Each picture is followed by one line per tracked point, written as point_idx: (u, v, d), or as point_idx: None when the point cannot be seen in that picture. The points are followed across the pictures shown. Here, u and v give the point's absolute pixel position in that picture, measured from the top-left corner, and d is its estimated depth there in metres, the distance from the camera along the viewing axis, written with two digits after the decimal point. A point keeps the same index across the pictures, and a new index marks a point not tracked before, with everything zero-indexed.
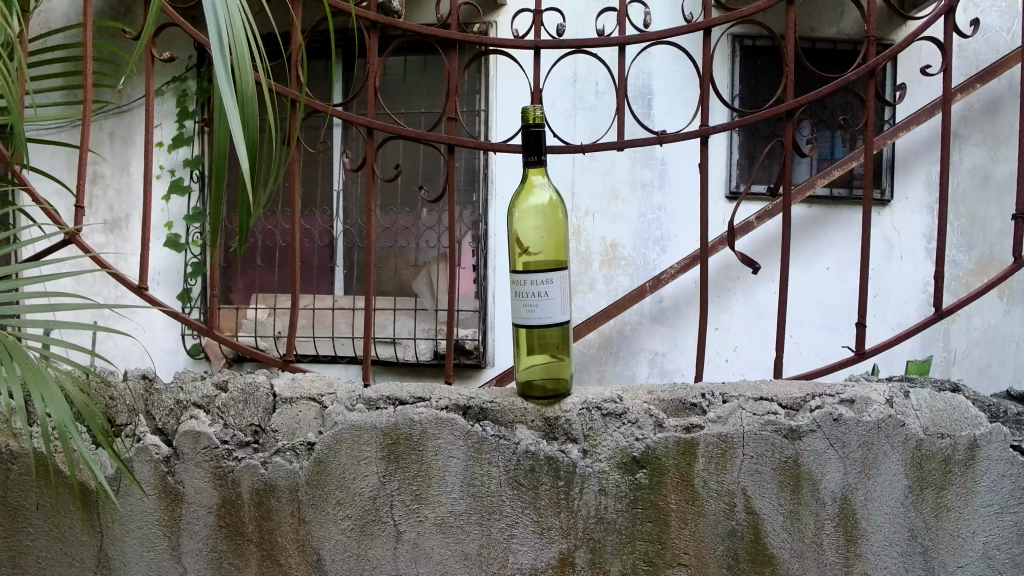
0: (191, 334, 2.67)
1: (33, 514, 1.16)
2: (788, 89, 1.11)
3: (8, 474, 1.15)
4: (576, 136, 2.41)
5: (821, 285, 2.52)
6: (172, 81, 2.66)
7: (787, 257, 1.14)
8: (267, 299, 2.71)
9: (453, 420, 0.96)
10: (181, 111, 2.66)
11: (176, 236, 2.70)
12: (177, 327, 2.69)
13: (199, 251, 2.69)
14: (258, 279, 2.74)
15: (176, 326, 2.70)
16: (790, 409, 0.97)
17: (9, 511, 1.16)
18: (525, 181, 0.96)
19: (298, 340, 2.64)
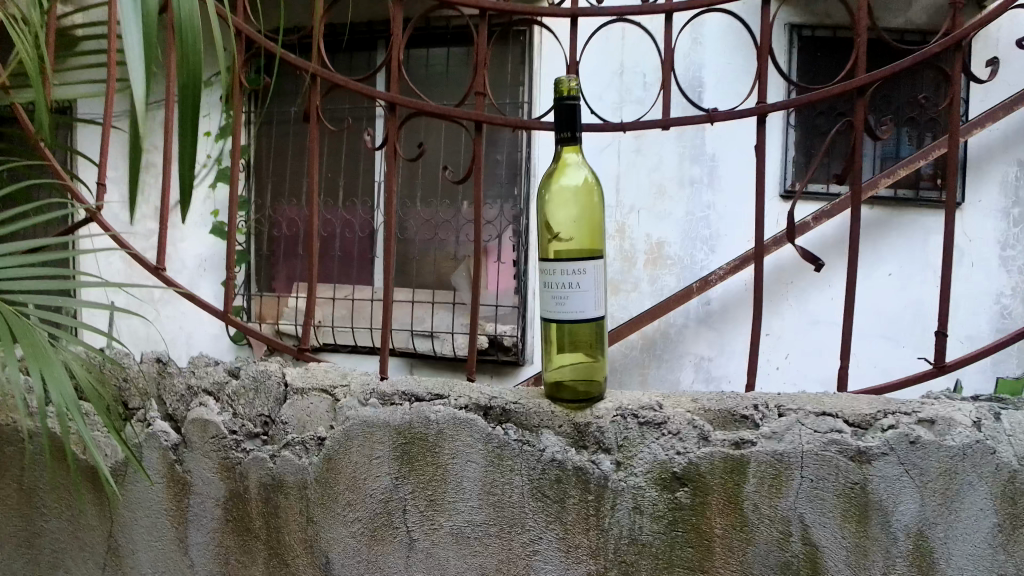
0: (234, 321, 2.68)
1: (47, 497, 1.12)
2: (859, 63, 0.98)
3: (29, 456, 1.12)
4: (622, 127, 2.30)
5: (887, 292, 2.32)
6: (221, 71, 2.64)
7: (856, 259, 1.00)
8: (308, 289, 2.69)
9: (472, 421, 0.86)
10: None
11: (221, 224, 2.72)
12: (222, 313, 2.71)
13: (244, 240, 2.71)
14: (299, 268, 2.71)
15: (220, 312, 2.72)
16: (858, 428, 0.84)
17: (31, 493, 1.13)
18: (558, 159, 0.87)
19: (337, 330, 2.61)
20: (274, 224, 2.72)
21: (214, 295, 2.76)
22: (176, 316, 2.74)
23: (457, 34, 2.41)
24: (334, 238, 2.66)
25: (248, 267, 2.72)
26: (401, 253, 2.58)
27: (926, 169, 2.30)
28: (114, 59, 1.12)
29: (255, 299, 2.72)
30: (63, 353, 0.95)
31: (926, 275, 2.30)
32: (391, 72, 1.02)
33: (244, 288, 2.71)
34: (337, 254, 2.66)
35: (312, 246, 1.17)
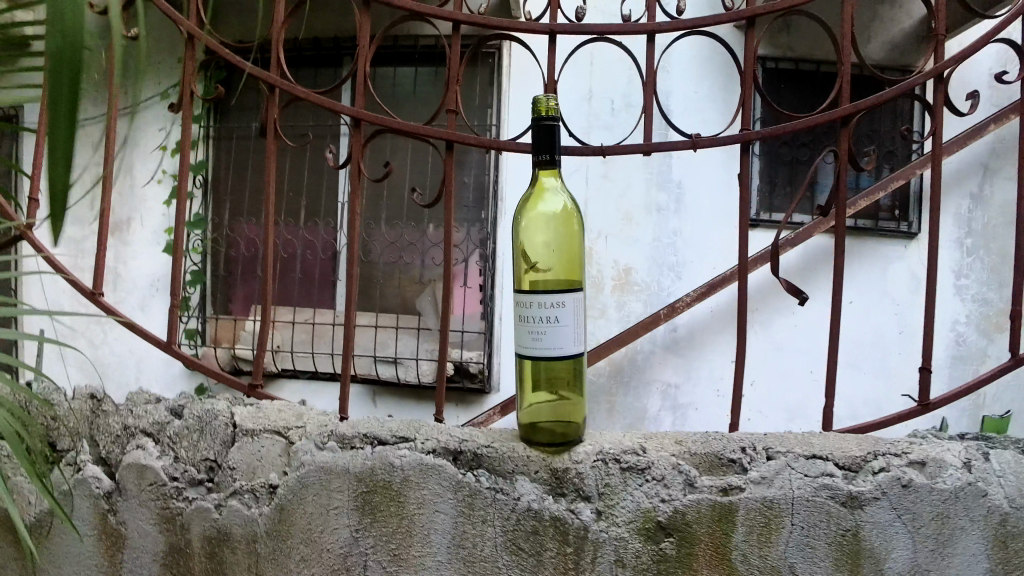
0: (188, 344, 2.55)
1: None
2: (843, 92, 0.97)
3: None
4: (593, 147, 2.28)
5: (849, 320, 2.34)
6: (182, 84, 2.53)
7: (839, 289, 0.97)
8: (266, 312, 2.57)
9: (441, 467, 0.79)
10: None
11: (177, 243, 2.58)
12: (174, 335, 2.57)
13: (199, 259, 2.57)
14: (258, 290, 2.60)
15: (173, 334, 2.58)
16: (848, 471, 0.79)
17: None
18: (535, 184, 0.82)
19: (296, 356, 2.50)
20: (232, 245, 2.60)
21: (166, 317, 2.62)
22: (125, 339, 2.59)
23: (427, 54, 2.37)
24: (294, 260, 2.55)
25: (203, 289, 2.59)
26: (365, 276, 2.48)
27: (884, 200, 2.34)
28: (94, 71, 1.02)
29: (210, 321, 2.58)
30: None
31: (887, 303, 2.32)
32: (357, 86, 0.96)
33: (198, 311, 2.56)
34: (297, 276, 2.55)
35: (265, 270, 1.08)
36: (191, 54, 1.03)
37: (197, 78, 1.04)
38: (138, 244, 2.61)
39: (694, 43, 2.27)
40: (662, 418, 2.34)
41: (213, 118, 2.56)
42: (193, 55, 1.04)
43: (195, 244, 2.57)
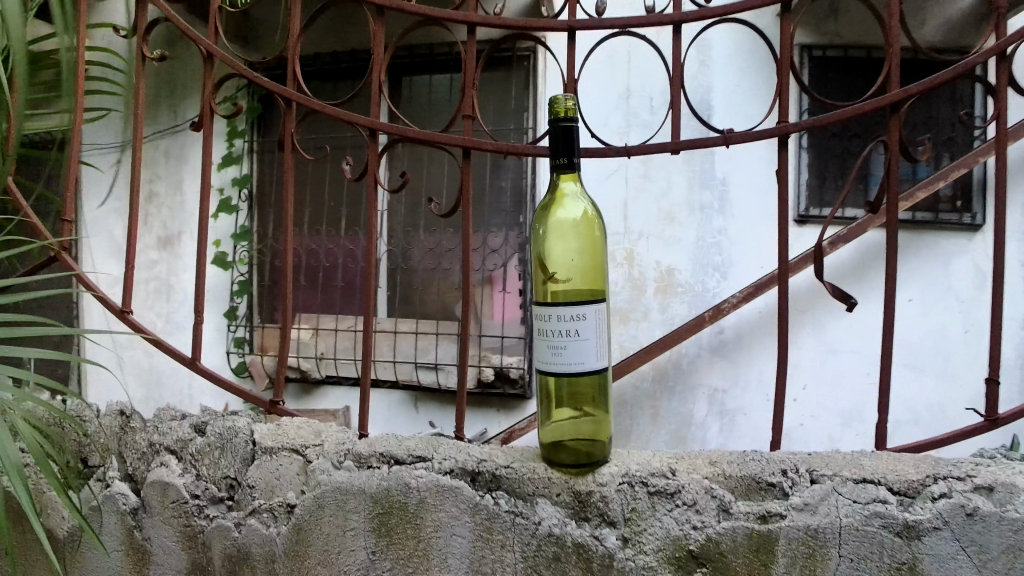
0: (237, 352, 2.59)
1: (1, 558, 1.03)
2: (892, 76, 0.89)
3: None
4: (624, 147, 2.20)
5: (909, 319, 2.19)
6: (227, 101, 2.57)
7: (894, 292, 0.88)
8: (310, 320, 2.59)
9: (458, 488, 0.76)
10: (231, 130, 2.60)
11: (224, 254, 2.62)
12: (224, 344, 2.63)
13: (245, 270, 2.63)
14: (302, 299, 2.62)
15: (223, 342, 2.64)
16: (903, 497, 0.71)
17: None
18: (553, 190, 0.77)
19: (338, 363, 2.50)
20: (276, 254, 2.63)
21: (217, 327, 2.64)
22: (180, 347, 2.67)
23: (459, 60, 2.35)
24: (337, 269, 2.58)
25: (251, 297, 2.62)
26: (405, 283, 2.48)
27: (945, 191, 2.18)
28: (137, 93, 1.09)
29: (257, 330, 2.60)
30: (10, 411, 0.81)
31: (950, 301, 2.17)
32: (373, 96, 0.94)
33: (245, 320, 2.61)
34: (340, 285, 2.58)
35: (287, 285, 1.07)
36: (209, 71, 1.05)
37: (215, 95, 1.05)
38: (189, 257, 2.69)
39: (733, 36, 2.19)
40: (709, 424, 2.24)
41: (256, 132, 2.62)
42: (212, 73, 1.05)
43: (242, 256, 2.62)
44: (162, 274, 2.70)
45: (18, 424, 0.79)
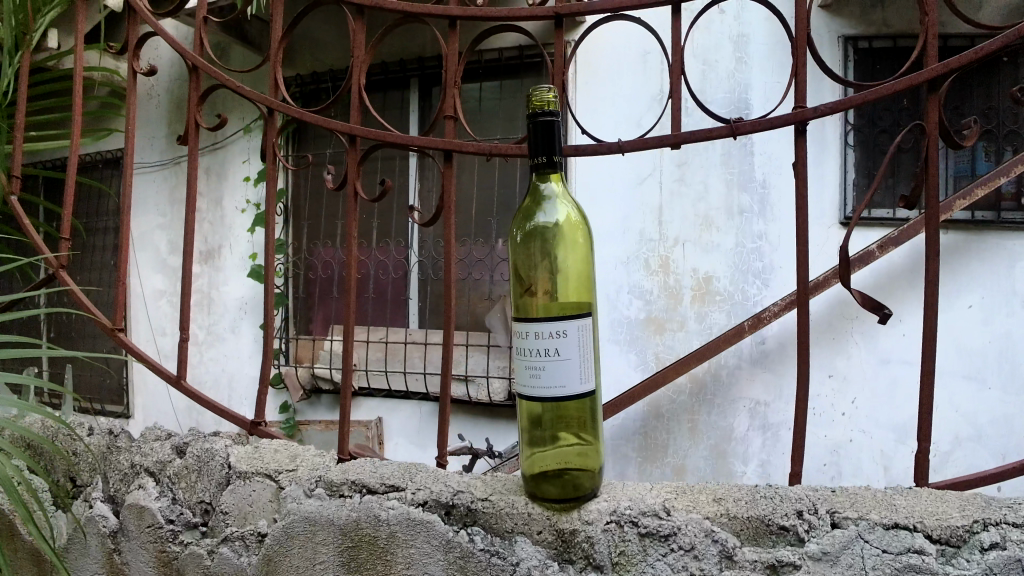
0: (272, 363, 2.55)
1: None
2: (930, 48, 0.79)
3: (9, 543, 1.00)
4: (612, 133, 2.13)
5: (971, 328, 2.00)
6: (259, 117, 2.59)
7: (936, 302, 0.77)
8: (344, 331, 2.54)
9: (430, 523, 0.70)
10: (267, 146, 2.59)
11: (259, 267, 2.61)
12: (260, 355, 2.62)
13: (282, 283, 2.59)
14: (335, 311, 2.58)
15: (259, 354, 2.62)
16: (944, 547, 0.61)
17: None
18: (533, 192, 0.70)
19: (370, 374, 2.43)
20: (309, 266, 2.61)
21: (255, 339, 2.64)
22: (218, 359, 2.69)
23: (491, 68, 2.29)
24: (369, 279, 2.52)
25: (287, 310, 2.59)
26: (437, 294, 2.41)
27: (1006, 187, 2.00)
28: (132, 111, 1.14)
29: (293, 341, 2.57)
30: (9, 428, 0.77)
31: (1015, 307, 1.98)
32: (352, 102, 0.93)
33: (281, 332, 2.58)
34: (371, 296, 2.52)
35: (268, 304, 1.03)
36: (196, 84, 1.05)
37: (201, 107, 1.04)
38: (228, 269, 2.68)
39: (772, 30, 2.07)
40: (751, 440, 2.10)
41: (291, 146, 2.58)
42: (198, 86, 1.05)
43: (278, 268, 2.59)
44: (202, 288, 2.72)
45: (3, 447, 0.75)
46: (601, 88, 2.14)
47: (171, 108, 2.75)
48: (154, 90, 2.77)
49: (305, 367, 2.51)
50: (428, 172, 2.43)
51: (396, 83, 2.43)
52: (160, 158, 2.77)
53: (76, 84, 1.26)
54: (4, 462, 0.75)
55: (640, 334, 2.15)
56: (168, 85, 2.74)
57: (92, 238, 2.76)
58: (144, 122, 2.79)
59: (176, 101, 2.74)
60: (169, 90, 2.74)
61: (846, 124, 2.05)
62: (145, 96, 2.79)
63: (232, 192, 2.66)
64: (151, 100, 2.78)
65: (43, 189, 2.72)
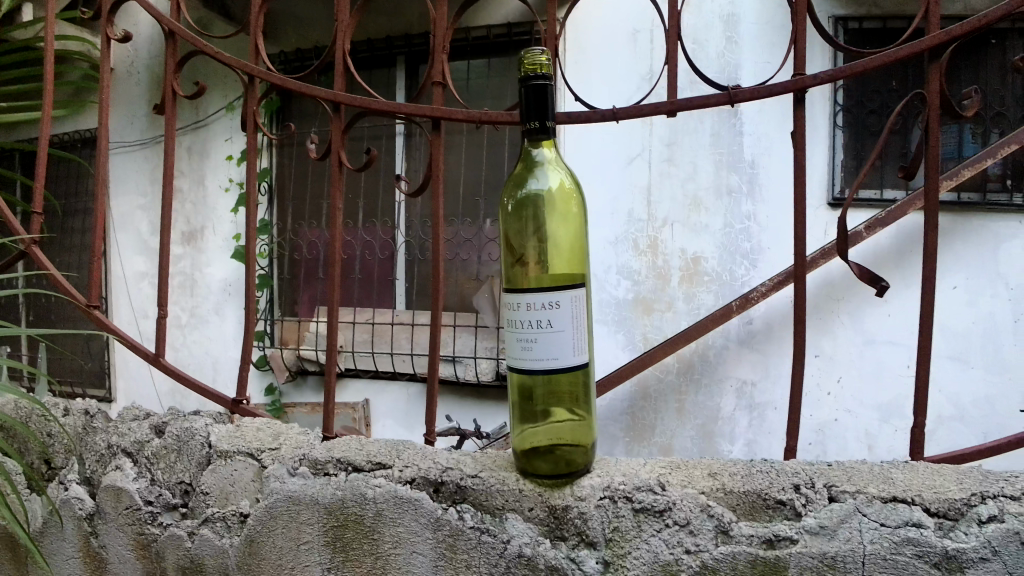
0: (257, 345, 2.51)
1: None
2: (932, 15, 0.77)
3: None
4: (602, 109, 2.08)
5: (956, 309, 2.01)
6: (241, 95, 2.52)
7: (931, 281, 0.75)
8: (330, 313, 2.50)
9: (417, 500, 0.69)
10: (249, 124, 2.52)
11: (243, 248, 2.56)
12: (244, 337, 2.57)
13: (266, 264, 2.55)
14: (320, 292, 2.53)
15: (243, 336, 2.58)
16: (942, 521, 0.60)
17: None
18: (525, 158, 0.67)
19: (356, 356, 2.40)
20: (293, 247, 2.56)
21: (238, 321, 2.59)
22: (202, 341, 2.64)
23: (478, 46, 2.23)
24: (355, 260, 2.48)
25: (271, 291, 2.54)
26: (424, 275, 2.38)
27: (993, 168, 1.99)
28: (105, 82, 1.09)
29: (277, 323, 2.53)
30: None
31: (1000, 288, 1.98)
32: (336, 68, 0.89)
33: (265, 313, 2.53)
34: (357, 277, 2.48)
35: (250, 282, 1.00)
36: (173, 50, 1.01)
37: (178, 75, 1.00)
38: (210, 251, 2.63)
39: (764, 8, 2.03)
40: (737, 419, 2.10)
41: (275, 124, 2.50)
42: (175, 53, 1.01)
43: (262, 249, 2.55)
44: (184, 270, 2.66)
45: None
46: (588, 67, 2.10)
47: (150, 84, 2.67)
48: (133, 66, 2.68)
49: (290, 349, 2.48)
50: (415, 151, 2.38)
51: (381, 60, 2.37)
52: (140, 136, 2.69)
53: (47, 54, 1.20)
54: None
55: (629, 315, 2.14)
56: (146, 60, 2.66)
57: (70, 217, 2.69)
58: (121, 98, 2.70)
59: (155, 77, 2.66)
60: (148, 65, 2.66)
61: (837, 102, 2.03)
62: (123, 72, 2.70)
63: (213, 172, 2.60)
64: (129, 76, 2.70)
65: (18, 166, 2.64)
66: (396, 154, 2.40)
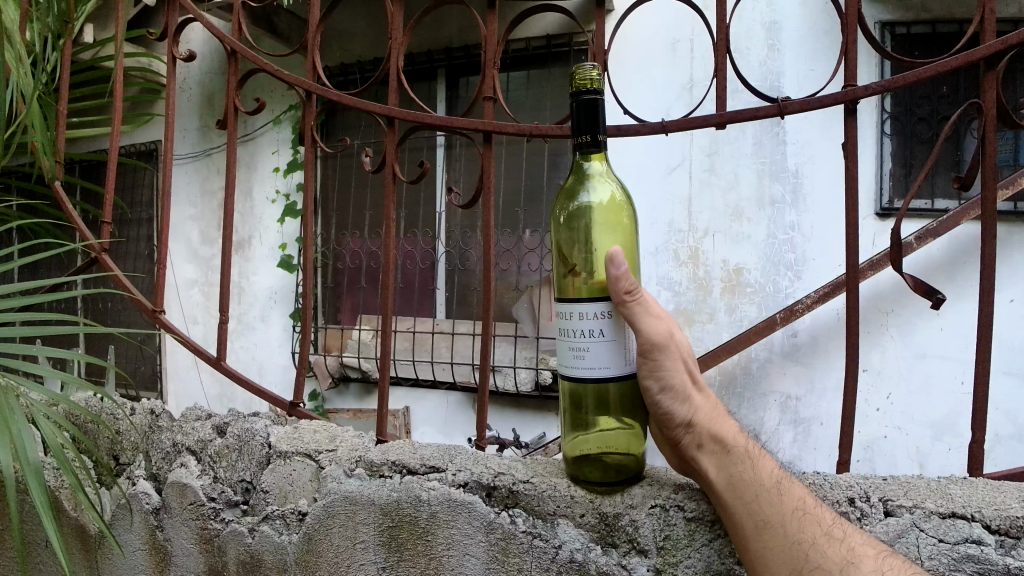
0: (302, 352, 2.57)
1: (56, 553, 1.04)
2: (989, 22, 0.75)
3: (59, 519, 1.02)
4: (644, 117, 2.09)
5: (1014, 323, 1.93)
6: (289, 109, 2.61)
7: (985, 294, 0.75)
8: (372, 321, 2.55)
9: (470, 504, 0.71)
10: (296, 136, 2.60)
11: (289, 256, 2.64)
12: (291, 343, 2.64)
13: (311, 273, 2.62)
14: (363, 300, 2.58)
15: (289, 342, 2.65)
16: (1004, 537, 0.62)
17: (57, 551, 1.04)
18: (577, 171, 0.69)
19: (398, 364, 2.44)
20: (337, 255, 2.62)
21: (284, 328, 2.67)
22: (250, 345, 2.73)
23: (518, 58, 2.26)
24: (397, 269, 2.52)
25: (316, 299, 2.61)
26: (465, 284, 2.40)
27: None
28: (170, 98, 1.14)
29: (322, 330, 2.59)
30: (61, 401, 0.79)
31: None
32: (390, 83, 0.93)
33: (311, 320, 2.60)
34: (399, 286, 2.52)
35: (305, 291, 1.03)
36: (235, 68, 1.06)
37: (239, 91, 1.04)
38: (258, 259, 2.71)
39: (806, 15, 2.00)
40: (781, 434, 2.06)
41: (321, 136, 2.58)
42: (236, 70, 1.05)
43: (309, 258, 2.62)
44: (233, 277, 2.75)
45: (43, 424, 0.77)
46: (628, 78, 2.12)
47: (204, 98, 2.79)
48: (188, 82, 2.80)
49: (334, 355, 2.53)
50: (456, 162, 2.42)
51: (423, 73, 2.42)
52: (194, 148, 2.80)
53: (116, 72, 1.26)
54: (53, 435, 0.77)
55: None
56: (201, 76, 2.77)
57: (128, 226, 2.82)
58: (177, 113, 2.82)
59: (208, 92, 2.77)
60: (201, 81, 2.77)
61: (884, 110, 1.99)
62: (179, 88, 2.82)
63: (262, 183, 2.69)
64: (184, 91, 2.82)
65: (81, 177, 2.78)
66: (437, 166, 2.44)
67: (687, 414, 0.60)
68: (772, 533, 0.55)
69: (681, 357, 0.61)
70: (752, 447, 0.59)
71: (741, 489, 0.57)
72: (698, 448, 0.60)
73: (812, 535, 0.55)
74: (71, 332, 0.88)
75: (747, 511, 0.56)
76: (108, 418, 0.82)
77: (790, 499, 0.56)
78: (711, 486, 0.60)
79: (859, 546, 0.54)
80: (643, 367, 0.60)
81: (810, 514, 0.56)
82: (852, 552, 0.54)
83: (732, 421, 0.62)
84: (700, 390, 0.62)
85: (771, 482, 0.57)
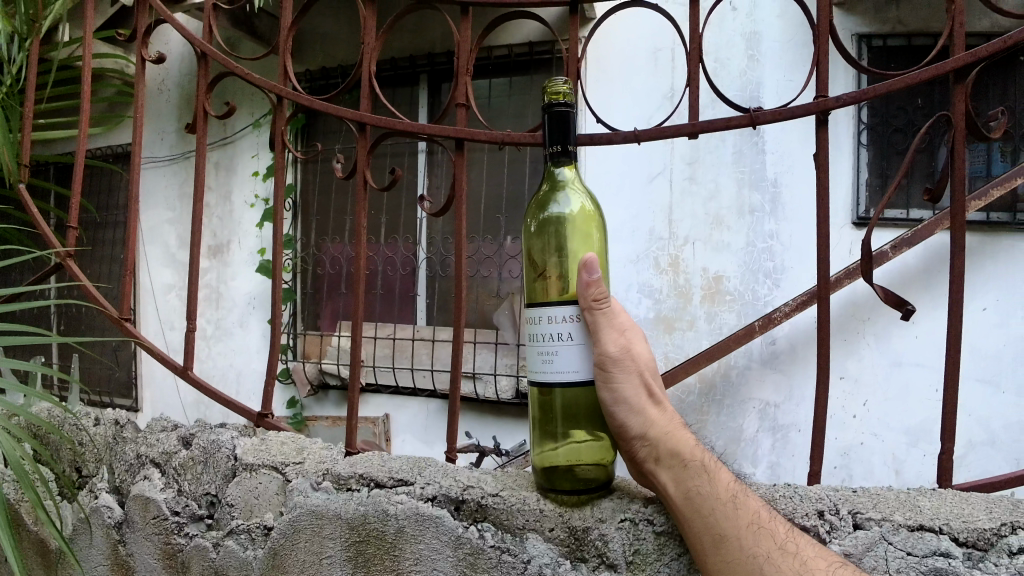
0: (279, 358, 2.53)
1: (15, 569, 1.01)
2: (957, 34, 0.76)
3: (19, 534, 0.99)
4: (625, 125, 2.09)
5: (987, 331, 1.96)
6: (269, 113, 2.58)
7: (954, 305, 0.75)
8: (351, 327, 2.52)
9: (438, 518, 0.69)
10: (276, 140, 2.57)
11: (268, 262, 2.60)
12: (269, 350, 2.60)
13: (290, 278, 2.58)
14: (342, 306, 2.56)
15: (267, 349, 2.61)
16: (971, 550, 0.62)
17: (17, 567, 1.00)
18: (548, 179, 0.68)
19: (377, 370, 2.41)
20: (317, 261, 2.59)
21: (262, 334, 2.63)
22: (227, 351, 2.69)
23: (500, 64, 2.26)
24: (377, 275, 2.49)
25: (294, 305, 2.57)
26: (445, 291, 2.39)
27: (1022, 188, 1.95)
28: (140, 101, 1.12)
29: (300, 337, 2.55)
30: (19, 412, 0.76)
31: None
32: (363, 88, 0.91)
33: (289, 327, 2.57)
34: (379, 292, 2.49)
35: (277, 300, 1.01)
36: (205, 71, 1.03)
37: (210, 95, 1.02)
38: (236, 263, 2.68)
39: (784, 26, 2.03)
40: (760, 440, 2.07)
41: (301, 141, 2.55)
42: (207, 72, 1.03)
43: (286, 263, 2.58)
44: (211, 283, 2.71)
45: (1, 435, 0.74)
46: (610, 86, 2.12)
47: (181, 101, 2.75)
48: (165, 84, 2.76)
49: (313, 362, 2.50)
50: (438, 168, 2.42)
51: (405, 79, 2.41)
52: (170, 151, 2.76)
53: (85, 73, 1.24)
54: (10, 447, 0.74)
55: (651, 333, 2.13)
56: (178, 78, 2.73)
57: (103, 230, 2.77)
58: (154, 115, 2.78)
59: (186, 94, 2.73)
60: (179, 83, 2.73)
61: (860, 121, 2.01)
62: (156, 90, 2.78)
63: (241, 187, 2.65)
64: (161, 93, 2.77)
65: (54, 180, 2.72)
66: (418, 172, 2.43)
67: (642, 427, 0.60)
68: (728, 548, 0.55)
69: (639, 369, 0.61)
70: (708, 460, 0.59)
71: (697, 504, 0.57)
72: (655, 463, 0.59)
73: (767, 550, 0.54)
74: (32, 339, 0.85)
75: (705, 525, 0.56)
76: (67, 430, 0.79)
77: (746, 513, 0.56)
78: (669, 500, 0.59)
79: (812, 559, 0.54)
80: (600, 379, 0.60)
81: (765, 529, 0.55)
82: (804, 567, 0.53)
83: (689, 434, 0.62)
84: (656, 403, 0.61)
85: (727, 496, 0.57)
